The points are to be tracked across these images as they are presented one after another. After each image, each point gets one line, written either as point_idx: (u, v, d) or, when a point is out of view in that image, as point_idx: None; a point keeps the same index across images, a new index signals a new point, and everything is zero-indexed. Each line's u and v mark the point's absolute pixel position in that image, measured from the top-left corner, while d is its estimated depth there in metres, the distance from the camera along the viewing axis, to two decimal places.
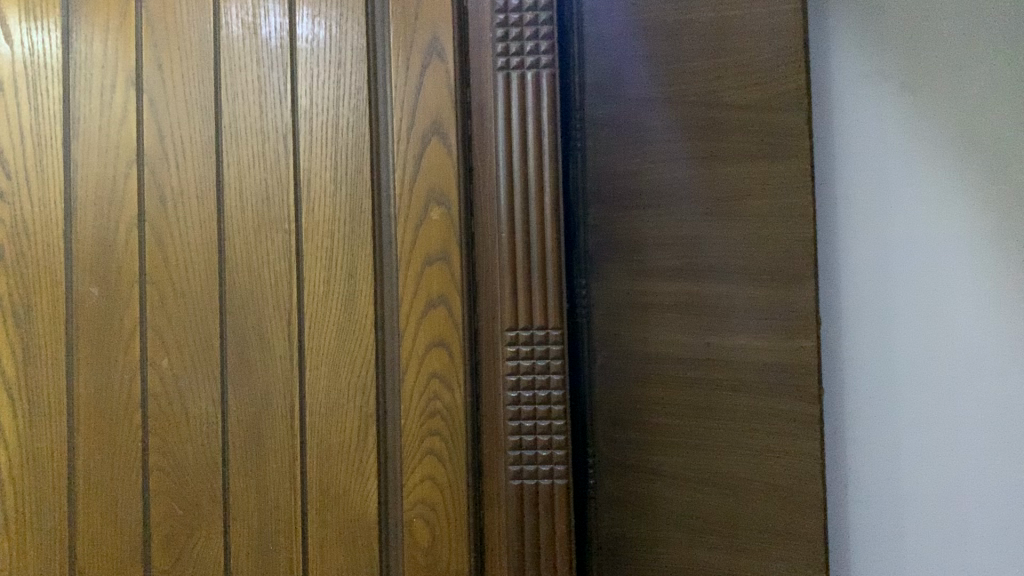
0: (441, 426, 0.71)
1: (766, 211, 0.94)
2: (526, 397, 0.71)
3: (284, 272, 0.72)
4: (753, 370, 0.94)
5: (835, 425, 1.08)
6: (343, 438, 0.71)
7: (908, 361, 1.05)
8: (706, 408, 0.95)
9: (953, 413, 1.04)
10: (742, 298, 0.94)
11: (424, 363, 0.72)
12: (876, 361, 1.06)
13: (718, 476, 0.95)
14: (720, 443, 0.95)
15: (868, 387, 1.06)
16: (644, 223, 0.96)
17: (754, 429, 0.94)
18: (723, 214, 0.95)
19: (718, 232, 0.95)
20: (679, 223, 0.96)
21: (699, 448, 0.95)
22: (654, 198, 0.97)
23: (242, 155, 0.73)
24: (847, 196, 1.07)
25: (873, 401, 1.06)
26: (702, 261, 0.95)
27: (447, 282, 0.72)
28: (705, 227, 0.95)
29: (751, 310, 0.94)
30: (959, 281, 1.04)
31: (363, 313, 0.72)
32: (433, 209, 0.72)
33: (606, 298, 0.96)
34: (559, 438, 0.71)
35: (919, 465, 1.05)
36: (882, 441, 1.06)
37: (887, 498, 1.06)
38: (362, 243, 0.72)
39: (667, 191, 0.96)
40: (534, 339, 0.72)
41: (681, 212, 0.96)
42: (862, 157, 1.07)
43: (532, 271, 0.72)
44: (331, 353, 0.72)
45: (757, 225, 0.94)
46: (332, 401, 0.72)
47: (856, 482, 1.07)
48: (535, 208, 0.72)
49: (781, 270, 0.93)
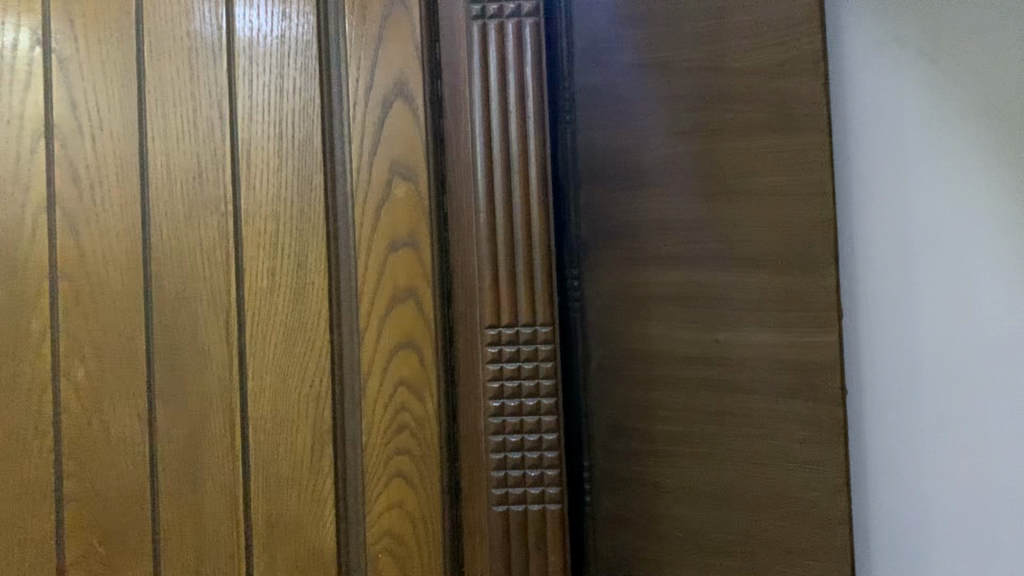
0: (412, 444, 0.60)
1: (781, 189, 0.83)
2: (511, 406, 0.60)
3: (220, 264, 0.61)
4: (769, 369, 0.83)
5: (866, 450, 0.86)
6: (295, 459, 0.60)
7: (942, 377, 0.84)
8: (717, 412, 0.84)
9: (996, 444, 0.82)
10: (754, 287, 0.83)
11: (390, 368, 0.60)
12: (903, 380, 0.85)
13: (731, 490, 0.83)
14: (732, 452, 0.83)
15: (898, 412, 0.85)
16: (644, 205, 0.85)
17: (771, 436, 0.82)
18: (731, 192, 0.84)
19: (727, 214, 0.84)
20: (682, 204, 0.85)
21: (709, 459, 0.84)
22: (653, 176, 0.85)
23: (169, 127, 0.62)
24: (864, 168, 0.87)
25: (901, 423, 0.85)
26: (710, 247, 0.84)
27: (415, 271, 0.60)
28: (711, 208, 0.84)
29: (765, 302, 0.83)
30: (1000, 280, 0.83)
31: (314, 311, 0.60)
32: (399, 185, 0.60)
33: (600, 291, 0.85)
34: (551, 455, 0.60)
35: (958, 506, 0.83)
36: (916, 475, 0.84)
37: (917, 541, 0.84)
38: (312, 227, 0.60)
39: (669, 168, 0.85)
40: (520, 337, 0.60)
41: (684, 192, 0.85)
42: (882, 124, 0.87)
43: (516, 258, 0.61)
44: (278, 358, 0.60)
45: (769, 204, 0.83)
46: (279, 416, 0.60)
47: (881, 519, 0.85)
48: (518, 182, 0.61)
49: (798, 256, 0.82)
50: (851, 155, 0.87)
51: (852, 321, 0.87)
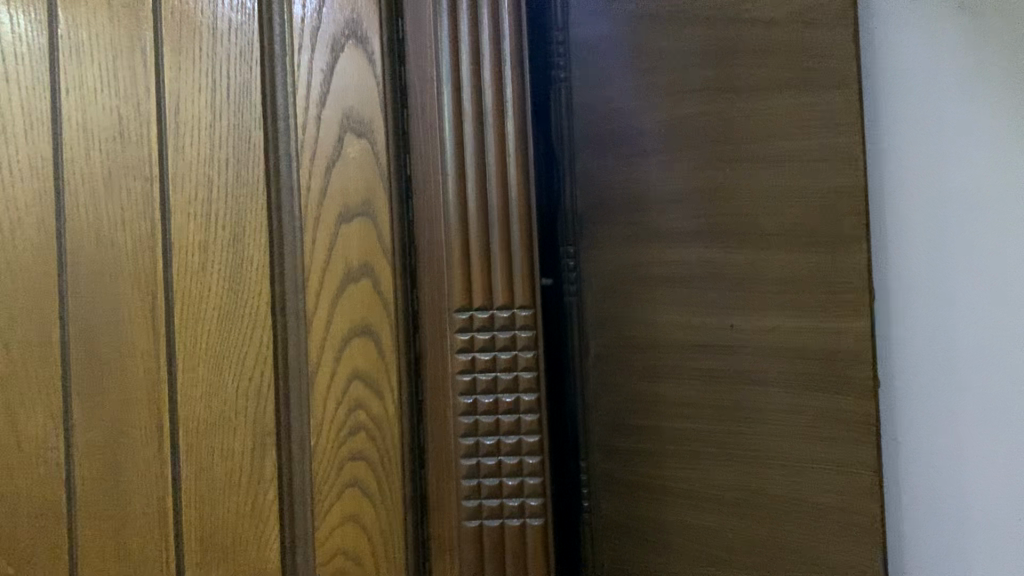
0: (369, 449, 0.51)
1: (805, 154, 0.73)
2: (484, 405, 0.50)
3: (145, 238, 0.52)
4: (791, 358, 0.73)
5: (900, 441, 0.79)
6: (233, 464, 0.51)
7: (980, 367, 0.77)
8: (732, 407, 0.74)
9: None
10: (773, 266, 0.73)
11: (342, 358, 0.51)
12: (938, 366, 0.78)
13: (747, 495, 0.73)
14: (749, 452, 0.73)
15: (931, 401, 0.78)
16: (647, 174, 0.75)
17: (793, 434, 0.73)
18: (746, 158, 0.74)
19: (742, 182, 0.74)
20: (693, 170, 0.75)
21: (722, 461, 0.74)
22: (658, 141, 0.75)
23: (85, 77, 0.53)
24: (899, 137, 0.79)
25: (933, 415, 0.78)
26: (724, 220, 0.74)
27: (372, 244, 0.51)
28: (725, 175, 0.74)
29: (785, 282, 0.73)
30: None
31: (254, 292, 0.51)
32: (352, 143, 0.51)
33: (599, 271, 0.76)
34: (531, 460, 0.50)
35: (998, 501, 0.76)
36: (949, 467, 0.78)
37: (952, 537, 0.78)
38: (251, 193, 0.51)
39: (676, 132, 0.75)
40: (495, 322, 0.50)
41: (694, 158, 0.75)
42: (917, 87, 0.78)
43: (491, 230, 0.51)
44: (211, 348, 0.51)
45: (790, 171, 0.73)
46: (213, 416, 0.51)
47: (914, 514, 0.79)
48: (494, 136, 0.51)
49: (823, 230, 0.73)
50: (884, 122, 0.79)
51: (883, 302, 0.79)
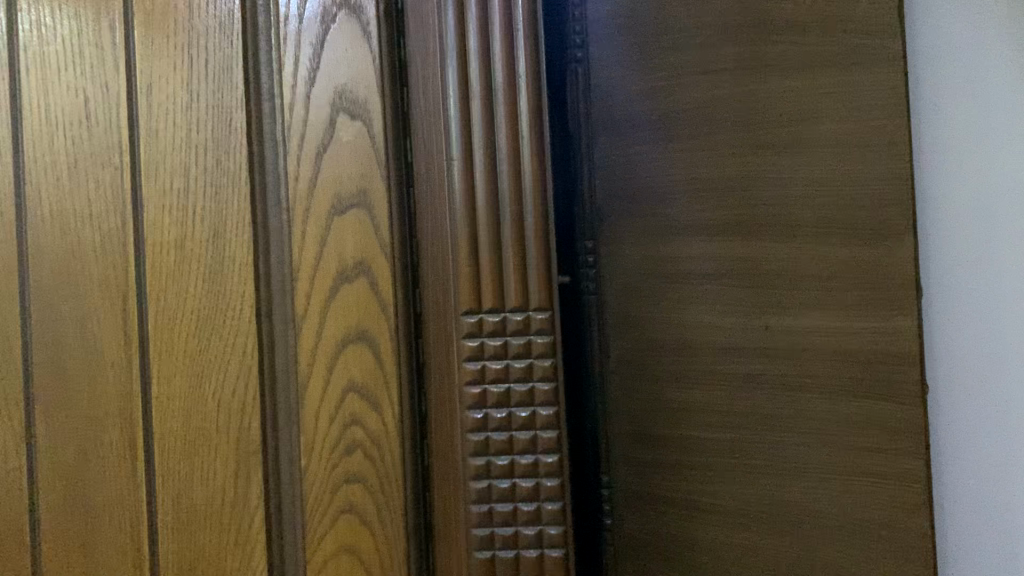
0: (366, 470, 0.45)
1: (845, 138, 0.67)
2: (496, 420, 0.44)
3: (116, 234, 0.46)
4: (831, 362, 0.67)
5: (950, 454, 0.71)
6: (214, 488, 0.46)
7: None
8: (767, 415, 0.67)
9: None
10: (811, 261, 0.67)
11: (336, 368, 0.45)
12: (994, 371, 0.70)
13: (784, 511, 0.67)
14: (785, 465, 0.67)
15: (985, 410, 0.70)
16: (673, 161, 0.69)
17: (833, 444, 0.66)
18: (780, 143, 0.68)
19: (776, 170, 0.68)
20: (722, 158, 0.69)
21: (757, 473, 0.68)
22: (684, 125, 0.69)
23: (49, 54, 0.47)
24: (948, 116, 0.70)
25: (985, 422, 0.70)
26: (757, 210, 0.68)
27: (368, 239, 0.45)
28: (757, 163, 0.68)
29: (824, 278, 0.67)
30: None
31: (236, 293, 0.46)
32: (345, 125, 0.45)
33: (621, 268, 0.70)
34: (549, 483, 0.44)
35: None
36: (1004, 483, 0.70)
37: (1007, 562, 0.70)
38: (232, 182, 0.46)
39: (704, 115, 0.69)
40: (508, 326, 0.44)
41: (723, 143, 0.68)
42: (961, 56, 0.70)
43: (502, 222, 0.44)
44: (190, 357, 0.46)
45: (828, 157, 0.67)
46: (193, 433, 0.46)
47: (970, 534, 0.70)
48: (505, 115, 0.44)
49: (865, 220, 0.66)
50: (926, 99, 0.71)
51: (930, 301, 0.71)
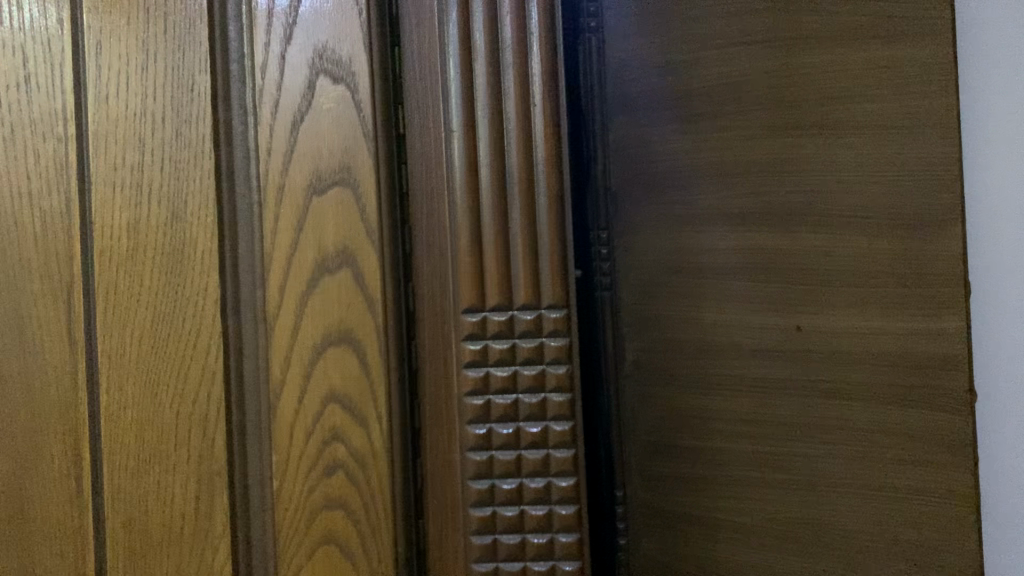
0: (348, 496, 0.38)
1: (886, 117, 0.59)
2: (502, 437, 0.38)
3: (59, 217, 0.40)
4: (874, 368, 0.59)
5: (995, 468, 0.62)
6: (173, 514, 0.39)
7: None
8: (800, 425, 0.60)
9: None
10: (848, 254, 0.60)
11: (314, 374, 0.39)
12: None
13: (817, 533, 0.60)
14: (821, 482, 0.60)
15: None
16: (696, 142, 0.62)
17: (878, 460, 0.59)
18: (815, 123, 0.60)
19: (811, 153, 0.60)
20: (749, 140, 0.61)
21: (788, 489, 0.61)
22: (709, 102, 0.62)
23: None
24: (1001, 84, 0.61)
25: None
26: (787, 198, 0.61)
27: (352, 225, 0.38)
28: (788, 145, 0.61)
29: (863, 274, 0.59)
30: None
31: (198, 286, 0.39)
32: (326, 90, 0.38)
33: (637, 260, 0.64)
34: (563, 511, 0.38)
35: None
36: None
37: None
38: (195, 156, 0.39)
39: (730, 90, 0.62)
40: (516, 327, 0.38)
41: (751, 122, 0.61)
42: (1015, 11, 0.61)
43: (508, 205, 0.38)
44: (144, 361, 0.39)
45: (869, 137, 0.59)
46: (147, 449, 0.39)
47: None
48: (514, 77, 0.38)
49: (909, 210, 0.58)
50: (964, 57, 0.62)
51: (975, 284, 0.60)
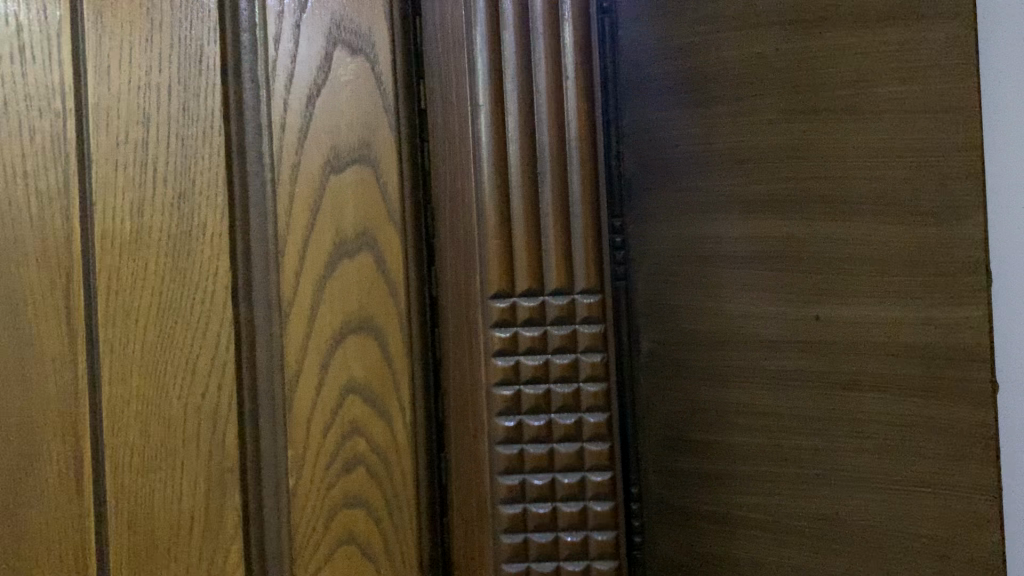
0: (370, 493, 0.36)
1: (912, 73, 0.49)
2: (534, 431, 0.35)
3: (57, 198, 0.37)
4: (907, 370, 0.49)
5: None
6: (181, 514, 0.37)
7: None
8: (824, 427, 0.50)
9: None
10: (869, 225, 0.49)
11: (332, 364, 0.36)
12: None
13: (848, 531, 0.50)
14: (847, 482, 0.50)
15: None
16: (723, 126, 0.52)
17: (913, 466, 0.49)
18: (836, 82, 0.50)
19: (839, 120, 0.50)
20: (767, 102, 0.51)
21: (816, 486, 0.50)
22: (736, 81, 0.52)
23: None
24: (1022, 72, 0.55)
25: None
26: (807, 161, 0.50)
27: (374, 205, 0.36)
28: (807, 109, 0.50)
29: (886, 249, 0.49)
30: None
31: (207, 271, 0.37)
32: (344, 62, 0.36)
33: (656, 261, 0.53)
34: (598, 507, 0.36)
35: None
36: None
37: None
38: (204, 133, 0.37)
39: (758, 64, 0.51)
40: (547, 314, 0.36)
41: (774, 90, 0.51)
42: None
43: (539, 184, 0.36)
44: (149, 352, 0.37)
45: (892, 96, 0.49)
46: (153, 446, 0.37)
47: None
48: (545, 47, 0.35)
49: (932, 172, 0.48)
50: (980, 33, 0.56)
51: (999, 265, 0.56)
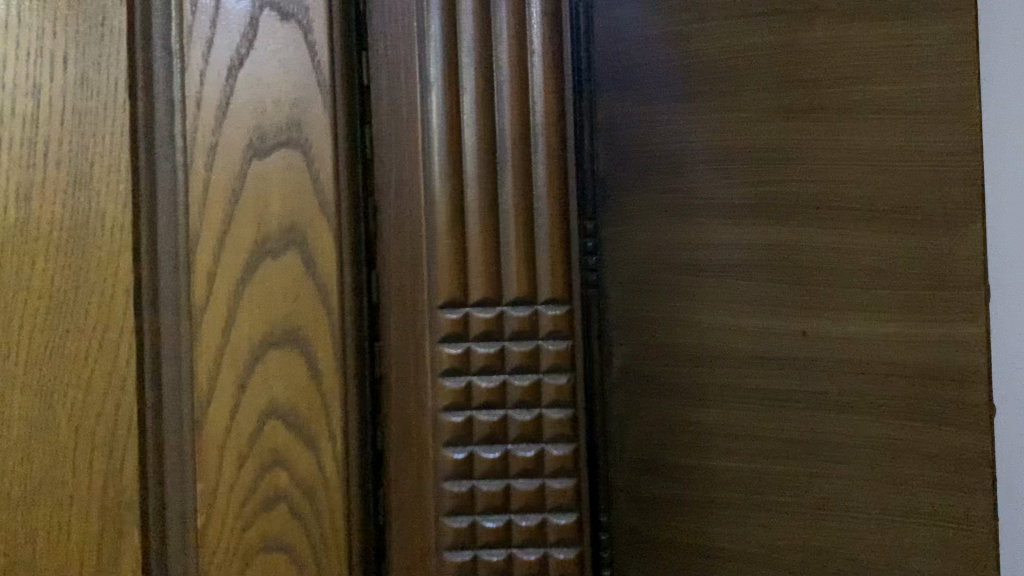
0: (292, 535, 0.31)
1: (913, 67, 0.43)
2: (488, 464, 0.30)
3: None
4: (903, 395, 0.44)
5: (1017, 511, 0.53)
6: (68, 555, 0.31)
7: None
8: (814, 456, 0.45)
9: None
10: (865, 232, 0.44)
11: (251, 382, 0.31)
12: None
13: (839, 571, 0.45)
14: (840, 518, 0.44)
15: None
16: (709, 117, 0.46)
17: (910, 500, 0.43)
18: (831, 74, 0.44)
19: (834, 116, 0.45)
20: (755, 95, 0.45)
21: (807, 520, 0.45)
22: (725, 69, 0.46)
23: None
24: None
25: None
26: (799, 159, 0.45)
27: (303, 196, 0.31)
28: (798, 103, 0.45)
29: (882, 259, 0.44)
30: None
31: (106, 269, 0.31)
32: (272, 29, 0.31)
33: (632, 263, 0.47)
34: (561, 555, 0.30)
35: None
36: None
37: None
38: (104, 106, 0.31)
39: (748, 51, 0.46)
40: (505, 327, 0.30)
41: (765, 81, 0.45)
42: None
43: (498, 176, 0.30)
44: (33, 366, 0.31)
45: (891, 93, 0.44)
46: (37, 477, 0.31)
47: None
48: (508, 16, 0.30)
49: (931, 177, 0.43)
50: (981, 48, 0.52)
51: None
